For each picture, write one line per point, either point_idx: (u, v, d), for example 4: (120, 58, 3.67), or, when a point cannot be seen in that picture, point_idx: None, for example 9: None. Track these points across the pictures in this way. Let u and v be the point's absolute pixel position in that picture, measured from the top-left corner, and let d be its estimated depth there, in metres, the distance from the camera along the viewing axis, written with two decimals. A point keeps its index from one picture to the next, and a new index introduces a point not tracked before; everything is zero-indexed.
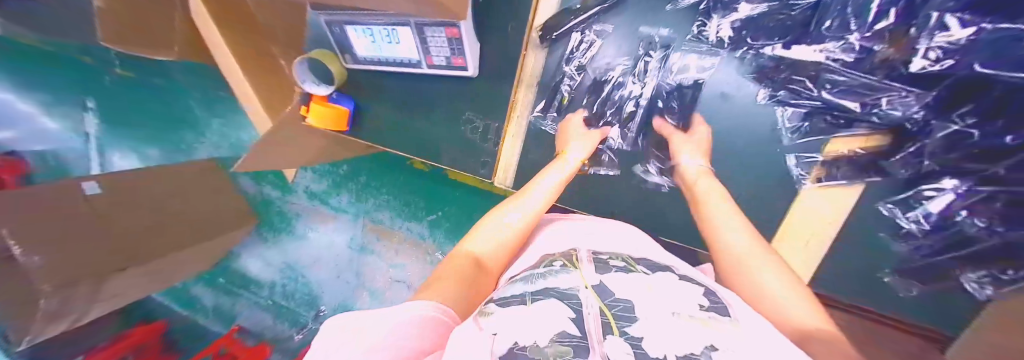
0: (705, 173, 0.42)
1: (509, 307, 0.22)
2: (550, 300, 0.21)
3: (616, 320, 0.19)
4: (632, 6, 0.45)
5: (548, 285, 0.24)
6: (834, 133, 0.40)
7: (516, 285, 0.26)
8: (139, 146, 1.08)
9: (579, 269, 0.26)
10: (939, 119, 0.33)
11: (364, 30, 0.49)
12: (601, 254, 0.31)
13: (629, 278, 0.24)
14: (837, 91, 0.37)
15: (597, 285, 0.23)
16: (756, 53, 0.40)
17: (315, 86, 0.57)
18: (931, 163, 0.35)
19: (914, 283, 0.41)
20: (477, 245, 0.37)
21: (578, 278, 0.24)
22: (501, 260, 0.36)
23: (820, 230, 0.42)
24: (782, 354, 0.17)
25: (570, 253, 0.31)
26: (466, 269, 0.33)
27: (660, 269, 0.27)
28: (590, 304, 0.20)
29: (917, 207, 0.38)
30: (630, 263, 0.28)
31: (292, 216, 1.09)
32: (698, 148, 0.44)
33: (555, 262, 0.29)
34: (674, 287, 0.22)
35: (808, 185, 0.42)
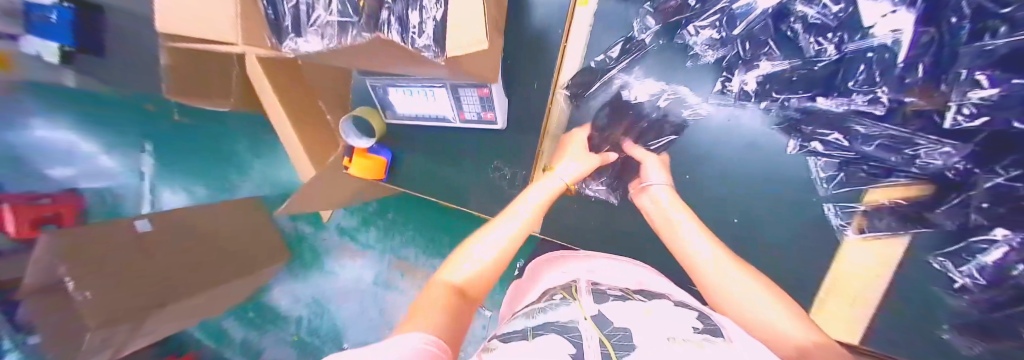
0: (668, 190, 0.48)
1: (511, 342, 0.26)
2: (549, 335, 0.25)
3: (615, 349, 0.22)
4: (653, 60, 0.48)
5: (550, 320, 0.28)
6: (878, 180, 0.40)
7: (519, 320, 0.32)
8: (186, 183, 1.03)
9: (578, 302, 0.32)
10: (982, 169, 0.30)
11: (404, 90, 0.54)
12: (601, 285, 0.37)
13: (619, 311, 0.28)
14: (875, 142, 0.36)
15: (595, 316, 0.28)
16: (782, 106, 0.41)
17: (356, 139, 0.61)
18: (980, 217, 0.33)
19: (976, 342, 0.39)
20: (460, 273, 0.37)
21: (578, 309, 0.30)
22: (480, 285, 0.37)
23: (867, 282, 0.46)
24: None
25: (573, 287, 0.37)
26: (448, 298, 0.33)
27: (657, 298, 0.34)
28: (589, 336, 0.24)
29: (970, 260, 0.36)
30: (627, 292, 0.35)
31: (321, 252, 1.12)
32: (661, 166, 0.50)
33: (556, 297, 0.35)
34: (670, 312, 0.28)
35: (852, 235, 0.45)
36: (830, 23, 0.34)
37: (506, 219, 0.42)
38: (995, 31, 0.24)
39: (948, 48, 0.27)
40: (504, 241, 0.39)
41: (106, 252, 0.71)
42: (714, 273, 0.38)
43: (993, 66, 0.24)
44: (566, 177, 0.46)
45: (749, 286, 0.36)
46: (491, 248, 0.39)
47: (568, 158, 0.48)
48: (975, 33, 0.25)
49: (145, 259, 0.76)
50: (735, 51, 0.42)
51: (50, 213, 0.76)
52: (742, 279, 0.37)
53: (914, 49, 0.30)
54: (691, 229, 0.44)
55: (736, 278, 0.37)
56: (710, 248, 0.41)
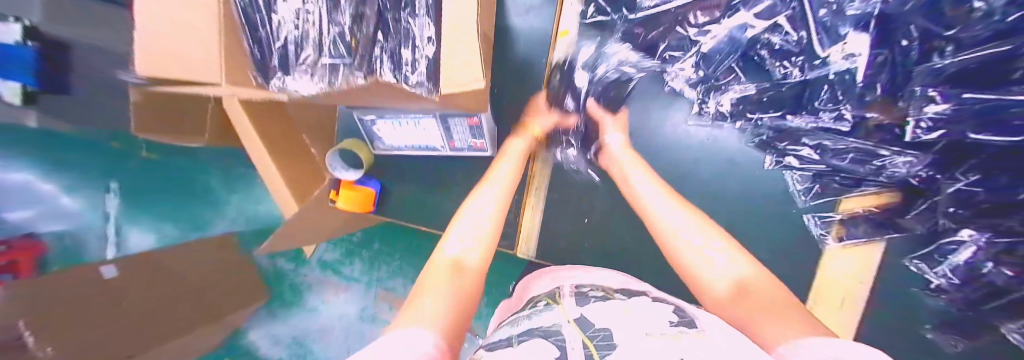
0: (624, 142, 0.52)
1: (498, 350, 0.25)
2: (534, 340, 0.24)
3: (596, 349, 0.21)
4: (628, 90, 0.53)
5: (531, 326, 0.28)
6: (845, 193, 0.43)
7: (503, 328, 0.31)
8: (155, 223, 0.88)
9: (560, 306, 0.31)
10: (945, 176, 0.33)
11: (392, 121, 0.54)
12: (583, 286, 0.37)
13: (601, 310, 0.28)
14: (846, 156, 0.39)
15: (577, 319, 0.28)
16: (754, 124, 0.45)
17: (344, 171, 0.59)
18: (946, 220, 0.35)
19: (959, 338, 0.42)
20: (453, 249, 0.35)
21: (561, 313, 0.29)
22: (480, 258, 0.35)
23: (852, 285, 0.49)
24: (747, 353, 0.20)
25: (556, 292, 0.38)
26: (454, 279, 0.31)
27: (636, 295, 0.34)
28: (572, 339, 0.23)
29: (944, 261, 0.39)
30: (608, 292, 0.35)
31: (302, 288, 1.03)
32: (617, 123, 0.53)
33: (540, 303, 0.35)
34: (646, 307, 0.28)
35: (833, 245, 0.49)
36: (796, 51, 0.35)
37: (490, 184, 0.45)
38: (941, 51, 0.25)
39: (899, 67, 0.28)
40: (486, 207, 0.41)
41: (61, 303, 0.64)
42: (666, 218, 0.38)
43: (944, 83, 0.26)
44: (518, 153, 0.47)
45: (686, 222, 0.37)
46: (472, 224, 0.38)
47: (538, 119, 0.56)
48: (923, 54, 0.26)
49: (113, 307, 0.69)
50: (706, 76, 0.44)
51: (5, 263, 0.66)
52: (683, 219, 0.38)
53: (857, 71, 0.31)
54: (644, 180, 0.45)
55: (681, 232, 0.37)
56: (673, 208, 0.39)
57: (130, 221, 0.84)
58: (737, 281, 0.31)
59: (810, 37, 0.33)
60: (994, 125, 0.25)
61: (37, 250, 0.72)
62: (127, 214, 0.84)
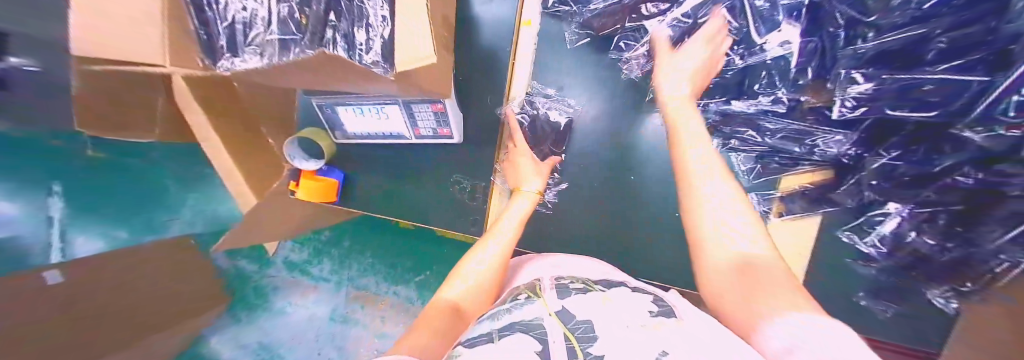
0: (687, 100, 0.40)
1: (477, 345, 0.24)
2: (516, 335, 0.24)
3: (578, 342, 0.23)
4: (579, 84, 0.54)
5: (514, 320, 0.28)
6: (783, 172, 0.46)
7: (484, 322, 0.29)
8: (101, 230, 0.69)
9: (541, 299, 0.31)
10: (870, 153, 0.37)
11: (354, 109, 0.53)
12: (564, 279, 0.37)
13: (582, 303, 0.29)
14: (778, 136, 0.43)
15: (559, 311, 0.28)
16: (704, 109, 0.46)
17: (304, 161, 0.58)
18: (872, 193, 0.39)
19: (889, 303, 0.44)
20: (454, 291, 0.39)
21: (542, 306, 0.30)
22: (478, 303, 0.38)
23: (795, 258, 0.49)
24: (724, 340, 0.23)
25: (536, 285, 0.36)
26: (446, 321, 0.34)
27: (615, 285, 0.35)
28: (555, 332, 0.24)
29: (871, 232, 0.42)
30: (589, 284, 0.35)
31: (268, 290, 0.96)
32: (676, 56, 0.42)
33: (520, 296, 0.34)
34: (626, 297, 0.31)
35: (774, 219, 0.48)
36: (736, 37, 0.40)
37: (487, 246, 0.44)
38: (864, 37, 0.30)
39: (830, 53, 0.34)
40: (493, 257, 0.43)
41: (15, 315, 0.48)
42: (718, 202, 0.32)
43: (866, 64, 0.31)
44: (535, 194, 0.49)
45: (725, 192, 0.33)
46: (475, 276, 0.41)
47: (528, 177, 0.50)
48: (848, 39, 0.32)
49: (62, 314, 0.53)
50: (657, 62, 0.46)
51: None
52: (715, 188, 0.33)
53: (801, 56, 0.36)
54: (694, 127, 0.38)
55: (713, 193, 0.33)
56: (731, 196, 0.32)
57: (78, 227, 0.65)
58: (749, 259, 0.29)
59: (747, 23, 0.38)
60: (909, 98, 0.29)
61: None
62: (75, 220, 0.65)
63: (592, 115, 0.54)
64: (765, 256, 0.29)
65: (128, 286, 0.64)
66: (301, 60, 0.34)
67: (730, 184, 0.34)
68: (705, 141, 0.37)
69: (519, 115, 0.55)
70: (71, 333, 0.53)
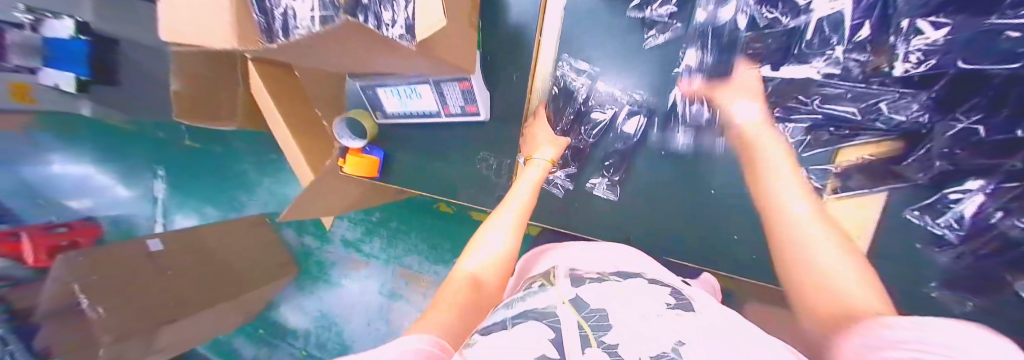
0: (758, 117, 0.39)
1: (491, 333, 0.25)
2: (529, 322, 0.25)
3: (592, 330, 0.23)
4: (602, 58, 0.51)
5: (526, 308, 0.28)
6: (830, 146, 0.42)
7: (499, 311, 0.30)
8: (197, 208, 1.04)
9: (555, 287, 0.31)
10: (942, 119, 0.35)
11: (391, 90, 0.57)
12: (580, 270, 0.36)
13: (595, 292, 0.29)
14: (832, 107, 0.40)
15: (573, 299, 0.28)
16: (742, 78, 0.41)
17: (350, 140, 0.63)
18: (944, 162, 0.36)
19: (967, 296, 0.39)
20: (472, 263, 0.41)
21: (555, 295, 0.29)
22: (494, 275, 0.40)
23: (851, 243, 0.43)
24: (732, 331, 0.23)
25: (552, 273, 0.36)
26: (466, 294, 0.36)
27: (630, 276, 0.34)
28: (568, 319, 0.25)
29: (946, 212, 0.38)
30: (603, 274, 0.34)
31: (327, 264, 1.11)
32: (752, 95, 0.40)
33: (534, 284, 0.34)
34: (641, 290, 0.29)
35: (828, 196, 0.42)
36: None
37: (498, 225, 0.44)
38: None
39: (891, 6, 0.33)
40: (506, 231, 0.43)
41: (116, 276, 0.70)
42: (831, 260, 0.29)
43: (931, 12, 0.31)
44: (546, 161, 0.49)
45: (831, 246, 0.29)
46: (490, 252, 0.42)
47: (542, 145, 0.50)
48: None
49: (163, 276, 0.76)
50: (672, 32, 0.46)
51: (68, 242, 0.74)
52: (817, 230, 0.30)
53: (860, 13, 0.34)
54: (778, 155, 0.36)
55: (808, 226, 0.31)
56: (811, 219, 0.31)
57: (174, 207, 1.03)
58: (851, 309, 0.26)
59: None
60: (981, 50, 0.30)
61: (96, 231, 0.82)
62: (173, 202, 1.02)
63: (624, 96, 0.51)
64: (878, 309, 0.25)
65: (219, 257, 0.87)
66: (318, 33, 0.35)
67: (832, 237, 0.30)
68: (792, 174, 0.35)
69: (549, 96, 0.54)
70: (175, 292, 0.76)
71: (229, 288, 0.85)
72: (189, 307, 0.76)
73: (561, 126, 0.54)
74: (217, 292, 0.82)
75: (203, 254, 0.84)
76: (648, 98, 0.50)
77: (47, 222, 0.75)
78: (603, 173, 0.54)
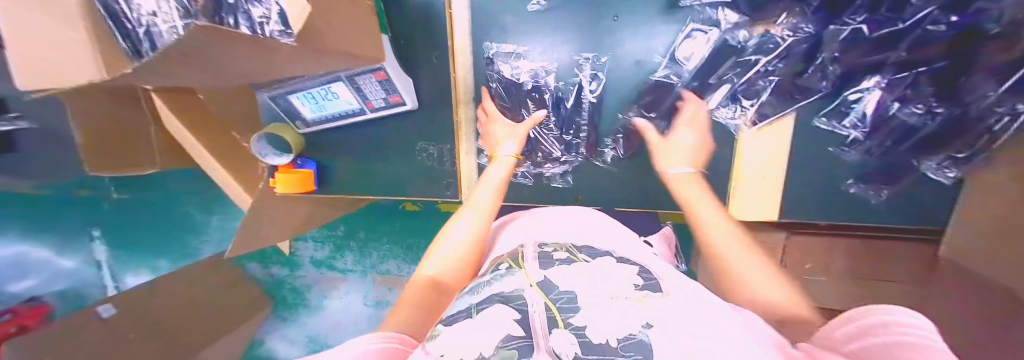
0: (693, 177, 0.41)
1: (455, 323, 0.23)
2: (494, 307, 0.24)
3: (560, 313, 0.22)
4: (523, 22, 0.48)
5: (493, 292, 0.27)
6: (732, 83, 0.43)
7: (464, 298, 0.28)
8: (150, 257, 0.90)
9: (523, 270, 0.30)
10: (834, 22, 0.36)
11: (304, 96, 0.52)
12: (547, 246, 0.34)
13: (566, 273, 0.28)
14: (734, 32, 0.41)
15: (541, 282, 0.27)
16: (641, 22, 0.45)
17: (277, 157, 0.59)
18: (837, 66, 0.38)
19: (881, 186, 0.43)
20: (432, 266, 0.37)
21: (524, 278, 0.28)
22: (460, 275, 0.37)
23: (774, 159, 0.45)
24: (703, 307, 0.23)
25: (518, 252, 0.34)
26: (425, 297, 0.33)
27: (600, 254, 0.32)
28: (536, 303, 0.24)
29: (850, 113, 0.40)
30: (572, 253, 0.32)
31: (303, 290, 1.04)
32: (693, 149, 0.43)
33: (501, 266, 0.32)
34: (610, 272, 0.28)
35: (748, 128, 0.45)
36: None
37: (461, 220, 0.41)
38: None
39: None
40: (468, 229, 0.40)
41: (72, 346, 0.64)
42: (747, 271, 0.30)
43: None
44: (509, 158, 0.45)
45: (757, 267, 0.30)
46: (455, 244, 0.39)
47: (503, 141, 0.47)
48: None
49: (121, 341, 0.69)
50: None
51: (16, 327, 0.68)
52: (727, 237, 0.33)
53: None
54: (701, 201, 0.38)
55: (730, 248, 0.32)
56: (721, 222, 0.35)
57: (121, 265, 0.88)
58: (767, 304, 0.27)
59: None
60: None
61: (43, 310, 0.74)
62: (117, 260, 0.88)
63: (544, 59, 0.49)
64: (790, 304, 0.26)
65: (194, 309, 0.82)
66: (178, 42, 0.28)
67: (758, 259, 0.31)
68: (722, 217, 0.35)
69: (476, 76, 0.51)
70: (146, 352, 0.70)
71: (204, 339, 0.78)
72: None
73: (501, 100, 0.51)
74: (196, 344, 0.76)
75: (168, 310, 0.79)
76: (568, 58, 0.48)
77: None
78: (546, 149, 0.54)
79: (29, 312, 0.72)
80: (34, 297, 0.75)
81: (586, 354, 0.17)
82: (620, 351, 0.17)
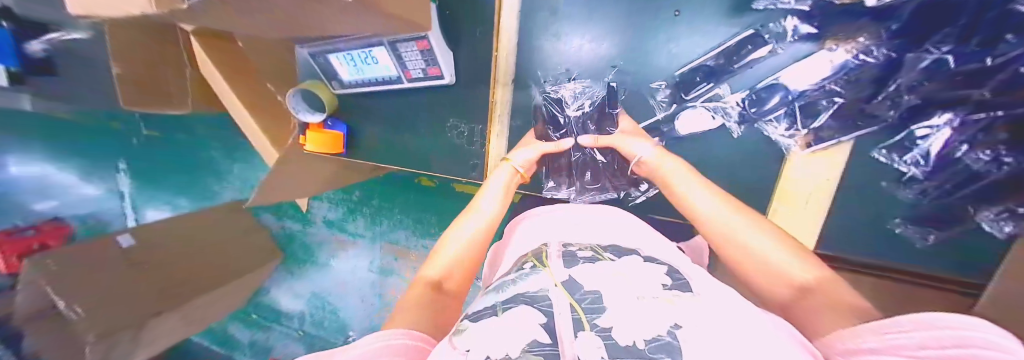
0: (666, 155, 0.40)
1: (482, 320, 0.24)
2: (520, 307, 0.23)
3: (585, 313, 0.22)
4: (573, 7, 0.46)
5: (518, 291, 0.26)
6: (792, 104, 0.40)
7: (489, 296, 0.29)
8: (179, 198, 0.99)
9: (548, 269, 0.29)
10: (914, 49, 0.34)
11: (345, 56, 0.52)
12: (571, 246, 0.33)
13: (592, 271, 0.27)
14: (794, 45, 0.39)
15: (565, 281, 0.26)
16: (698, 23, 0.41)
17: (309, 114, 0.59)
18: (913, 97, 0.35)
19: (929, 229, 0.40)
20: (434, 268, 0.37)
21: (548, 277, 0.28)
22: (459, 276, 0.37)
23: (824, 185, 0.42)
24: (736, 315, 0.21)
25: (542, 252, 0.33)
26: (428, 301, 0.32)
27: (627, 253, 0.31)
28: (561, 303, 0.23)
29: (912, 148, 0.38)
30: (597, 251, 0.32)
31: (313, 246, 1.09)
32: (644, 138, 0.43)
33: (525, 265, 0.31)
34: (639, 271, 0.27)
35: (797, 150, 0.42)
36: None
37: (465, 223, 0.40)
38: None
39: None
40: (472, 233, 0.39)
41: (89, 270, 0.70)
42: (755, 243, 0.30)
43: None
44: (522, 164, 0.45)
45: (763, 239, 0.30)
46: (457, 244, 0.39)
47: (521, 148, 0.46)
48: None
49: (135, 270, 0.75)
50: None
51: (38, 244, 0.80)
52: (718, 211, 0.34)
53: None
54: (692, 187, 0.37)
55: (729, 220, 0.32)
56: (710, 199, 0.35)
57: (144, 198, 0.99)
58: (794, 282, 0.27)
59: None
60: None
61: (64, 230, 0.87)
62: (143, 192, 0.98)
63: (586, 47, 0.47)
64: (813, 279, 0.27)
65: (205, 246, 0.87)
66: None
67: (762, 229, 0.31)
68: (710, 193, 0.36)
69: (517, 58, 0.50)
70: (155, 284, 0.75)
71: (214, 274, 0.83)
72: (170, 299, 0.74)
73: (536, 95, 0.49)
74: (205, 278, 0.81)
75: (181, 245, 0.84)
76: (616, 52, 0.46)
77: (17, 226, 0.82)
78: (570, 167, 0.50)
79: (51, 231, 0.84)
80: (58, 217, 0.88)
81: (614, 359, 0.17)
82: (647, 353, 0.17)
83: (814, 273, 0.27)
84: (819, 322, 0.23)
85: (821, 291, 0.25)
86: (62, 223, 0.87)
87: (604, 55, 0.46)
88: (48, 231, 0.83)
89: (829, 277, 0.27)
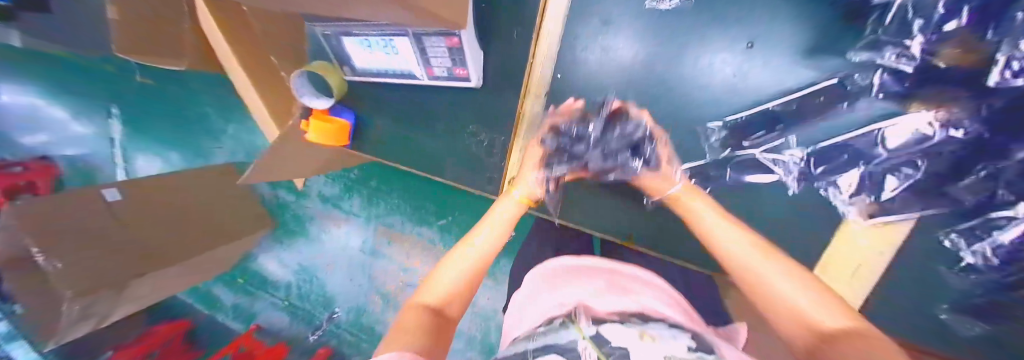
0: (696, 193, 0.39)
1: None
2: (549, 354, 0.20)
3: None
4: (630, 20, 0.40)
5: (548, 341, 0.23)
6: (861, 163, 0.37)
7: (518, 344, 0.26)
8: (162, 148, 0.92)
9: (576, 324, 0.25)
10: (1017, 142, 0.29)
11: (361, 41, 0.46)
12: (605, 308, 0.29)
13: (622, 330, 0.23)
14: (877, 103, 0.34)
15: (594, 336, 0.23)
16: (768, 60, 0.37)
17: (314, 99, 0.54)
18: (1007, 191, 0.30)
19: (975, 321, 0.35)
20: (432, 293, 0.33)
21: (575, 331, 0.24)
22: (458, 302, 0.33)
23: (869, 259, 0.38)
24: None
25: (574, 311, 0.29)
26: (425, 321, 0.28)
27: (654, 319, 0.27)
28: (587, 354, 0.20)
29: (985, 238, 0.33)
30: (626, 315, 0.27)
31: (305, 219, 1.04)
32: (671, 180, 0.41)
33: (555, 320, 0.28)
34: (670, 335, 0.23)
35: (863, 221, 0.38)
36: None
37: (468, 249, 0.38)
38: None
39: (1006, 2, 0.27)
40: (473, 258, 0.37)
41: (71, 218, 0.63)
42: (779, 281, 0.27)
43: None
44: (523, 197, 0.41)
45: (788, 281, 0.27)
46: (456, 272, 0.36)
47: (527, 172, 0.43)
48: None
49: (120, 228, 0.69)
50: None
51: (25, 183, 0.68)
52: (740, 247, 0.31)
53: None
54: (718, 224, 0.35)
55: (750, 257, 0.30)
56: (740, 237, 0.32)
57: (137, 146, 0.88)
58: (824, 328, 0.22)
59: None
60: None
61: (53, 172, 0.73)
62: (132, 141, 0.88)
63: (637, 69, 0.42)
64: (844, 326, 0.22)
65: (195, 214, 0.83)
66: None
67: (794, 273, 0.27)
68: (735, 229, 0.33)
69: (554, 69, 0.45)
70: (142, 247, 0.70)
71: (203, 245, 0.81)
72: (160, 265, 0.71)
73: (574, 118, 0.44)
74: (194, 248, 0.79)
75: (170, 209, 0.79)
76: (669, 78, 0.41)
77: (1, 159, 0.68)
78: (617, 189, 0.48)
79: (41, 170, 0.72)
80: (47, 157, 0.74)
81: None
82: None
83: (844, 321, 0.22)
84: (849, 357, 0.18)
85: (849, 335, 0.21)
86: (51, 164, 0.74)
87: (655, 79, 0.41)
88: (38, 171, 0.71)
89: (869, 328, 0.22)
